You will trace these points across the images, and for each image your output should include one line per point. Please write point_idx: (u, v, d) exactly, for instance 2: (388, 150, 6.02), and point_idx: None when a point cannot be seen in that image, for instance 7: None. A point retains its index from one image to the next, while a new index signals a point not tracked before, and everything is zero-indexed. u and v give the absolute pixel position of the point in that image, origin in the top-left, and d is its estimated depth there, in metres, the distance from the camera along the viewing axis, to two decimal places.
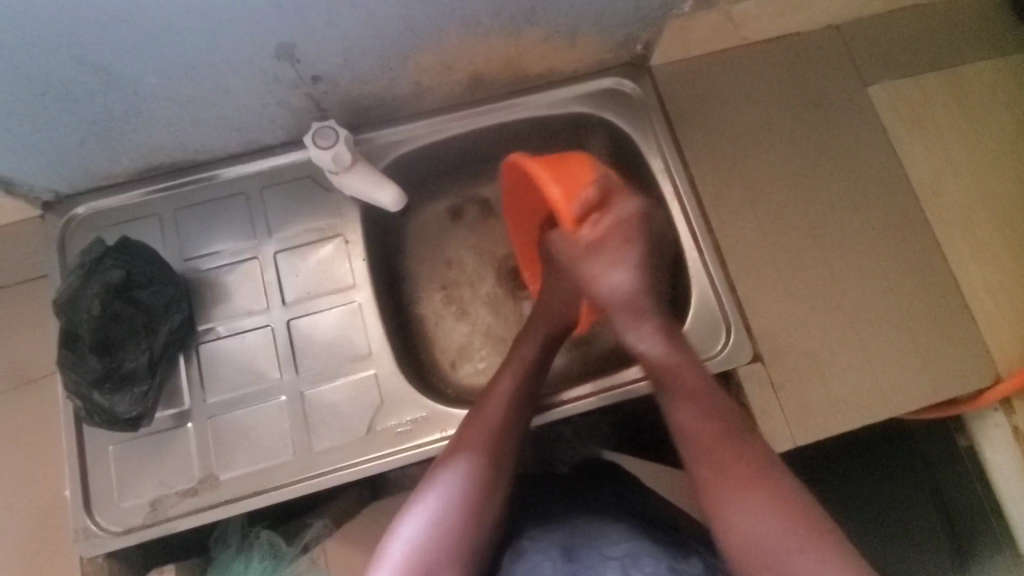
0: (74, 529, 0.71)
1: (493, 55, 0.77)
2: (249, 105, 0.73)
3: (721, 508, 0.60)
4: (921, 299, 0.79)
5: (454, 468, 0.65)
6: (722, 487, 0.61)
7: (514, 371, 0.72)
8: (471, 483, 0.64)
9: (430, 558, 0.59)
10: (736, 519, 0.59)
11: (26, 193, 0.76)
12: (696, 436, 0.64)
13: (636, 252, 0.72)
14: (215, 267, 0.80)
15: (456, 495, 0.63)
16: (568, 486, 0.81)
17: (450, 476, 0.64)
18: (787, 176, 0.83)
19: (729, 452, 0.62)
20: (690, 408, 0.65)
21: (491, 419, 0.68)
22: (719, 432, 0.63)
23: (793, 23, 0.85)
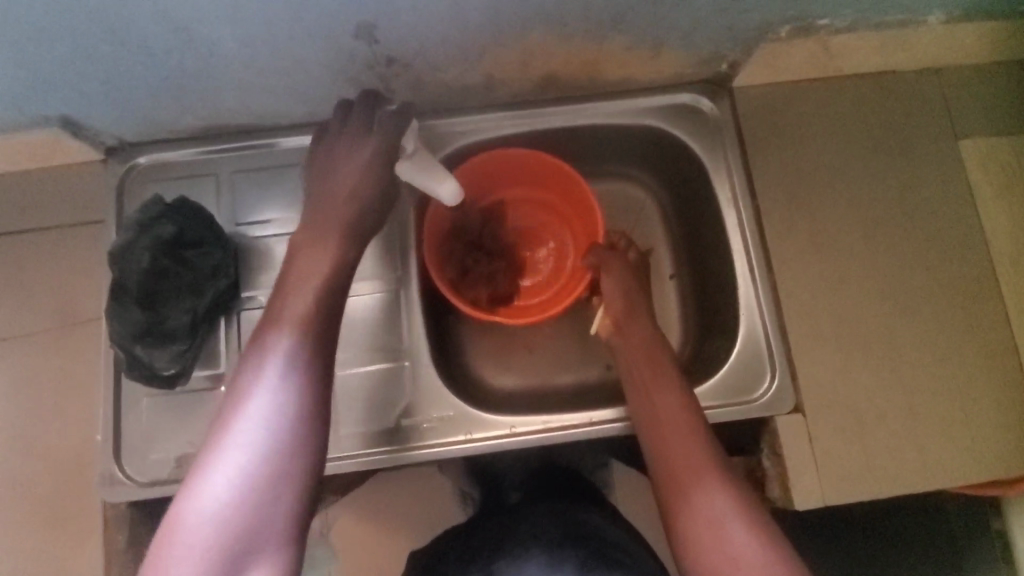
0: (101, 473, 0.73)
1: (571, 57, 0.74)
2: (320, 79, 0.72)
3: (693, 514, 0.61)
4: (982, 374, 0.75)
5: (279, 337, 0.58)
6: (695, 494, 0.62)
7: (328, 242, 0.65)
8: (298, 356, 0.57)
9: (257, 476, 0.51)
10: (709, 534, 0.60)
11: (92, 137, 0.77)
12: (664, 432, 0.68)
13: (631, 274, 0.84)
14: (264, 236, 0.80)
15: (289, 364, 0.56)
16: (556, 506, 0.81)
17: (276, 351, 0.57)
18: (858, 222, 0.79)
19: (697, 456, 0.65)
20: (660, 401, 0.71)
21: (309, 300, 0.61)
22: (678, 433, 0.67)
23: (890, 60, 0.80)
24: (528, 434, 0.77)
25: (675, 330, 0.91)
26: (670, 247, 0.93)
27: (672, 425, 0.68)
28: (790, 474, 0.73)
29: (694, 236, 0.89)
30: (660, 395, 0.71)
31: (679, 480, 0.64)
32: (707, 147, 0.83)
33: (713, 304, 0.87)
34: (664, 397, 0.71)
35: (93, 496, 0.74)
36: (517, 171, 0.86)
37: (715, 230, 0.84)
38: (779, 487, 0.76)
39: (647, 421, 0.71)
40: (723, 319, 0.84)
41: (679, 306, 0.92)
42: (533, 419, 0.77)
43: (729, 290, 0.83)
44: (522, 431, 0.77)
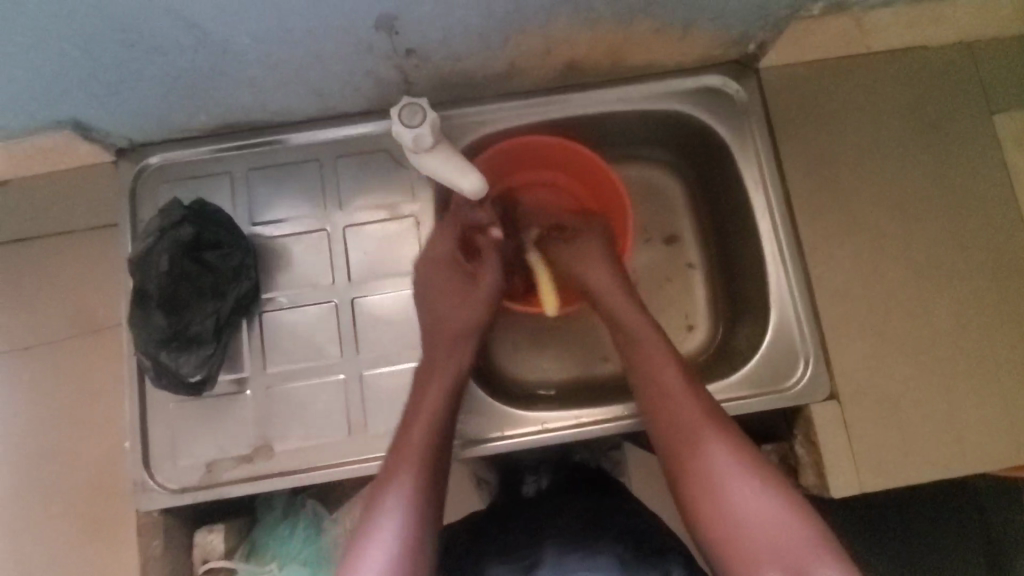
0: (132, 480, 0.72)
1: (596, 42, 0.72)
2: (337, 72, 0.70)
3: (710, 492, 0.61)
4: (1019, 355, 0.74)
5: (399, 472, 0.64)
6: (720, 486, 0.61)
7: (445, 370, 0.71)
8: (420, 485, 0.63)
9: None
10: (727, 511, 0.60)
11: (103, 139, 0.75)
12: (659, 399, 0.68)
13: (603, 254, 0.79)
14: (283, 236, 0.78)
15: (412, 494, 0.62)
16: (587, 497, 0.80)
17: (400, 475, 0.63)
18: (891, 204, 0.77)
19: (700, 420, 0.65)
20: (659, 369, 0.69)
21: (422, 440, 0.66)
22: (676, 398, 0.67)
23: (924, 36, 0.77)
24: (561, 430, 0.77)
25: (701, 317, 0.90)
26: (695, 233, 0.92)
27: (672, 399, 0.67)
28: (825, 461, 0.73)
29: (721, 222, 0.88)
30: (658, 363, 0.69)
31: (685, 452, 0.64)
32: (733, 131, 0.81)
33: (740, 291, 0.86)
34: (656, 363, 0.69)
35: (125, 503, 0.74)
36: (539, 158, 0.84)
37: (743, 216, 0.83)
38: (813, 474, 0.75)
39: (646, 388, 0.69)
40: (752, 306, 0.83)
41: (705, 293, 0.90)
42: (565, 415, 0.77)
43: (758, 277, 0.82)
44: (553, 427, 0.76)
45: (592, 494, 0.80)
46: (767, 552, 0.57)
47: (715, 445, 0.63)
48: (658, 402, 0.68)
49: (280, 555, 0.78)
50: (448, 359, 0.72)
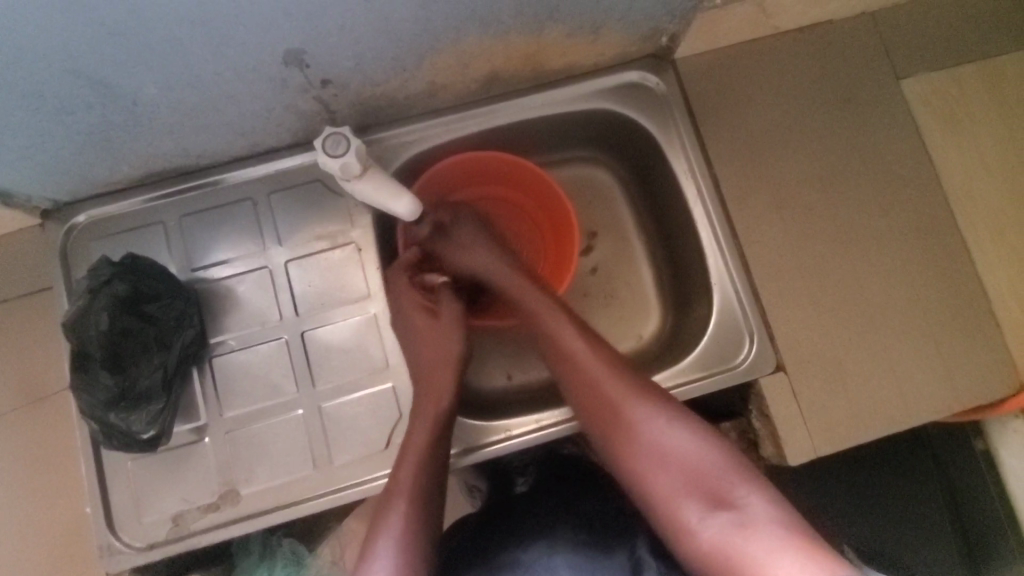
0: (98, 545, 0.71)
1: (511, 53, 0.73)
2: (255, 111, 0.69)
3: (629, 450, 0.64)
4: (948, 308, 0.78)
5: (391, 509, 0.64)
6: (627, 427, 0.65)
7: (421, 427, 0.70)
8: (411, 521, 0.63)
9: None
10: (646, 457, 0.63)
11: (24, 203, 0.73)
12: (568, 366, 0.70)
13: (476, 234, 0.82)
14: (224, 279, 0.77)
15: (406, 529, 0.62)
16: (562, 492, 0.80)
17: (391, 523, 0.62)
18: (814, 176, 0.80)
19: (611, 380, 0.67)
20: (562, 338, 0.71)
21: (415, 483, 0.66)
22: (585, 363, 0.69)
23: (826, 12, 0.80)
24: (525, 434, 0.79)
25: (651, 305, 0.92)
26: (636, 224, 0.94)
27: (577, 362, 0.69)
28: (781, 431, 0.76)
29: (659, 211, 0.90)
30: (559, 332, 0.72)
31: (609, 412, 0.66)
32: (658, 123, 0.83)
33: (685, 275, 0.88)
34: (559, 327, 0.72)
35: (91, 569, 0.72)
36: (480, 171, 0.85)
37: (678, 204, 0.85)
38: (771, 445, 0.78)
39: (559, 362, 0.71)
40: (698, 290, 0.85)
41: (653, 281, 0.93)
42: (526, 419, 0.79)
43: (698, 261, 0.84)
44: (517, 433, 0.78)
45: (570, 482, 0.83)
46: (692, 485, 0.60)
47: (621, 392, 0.67)
48: (570, 367, 0.70)
49: None
50: (428, 413, 0.71)
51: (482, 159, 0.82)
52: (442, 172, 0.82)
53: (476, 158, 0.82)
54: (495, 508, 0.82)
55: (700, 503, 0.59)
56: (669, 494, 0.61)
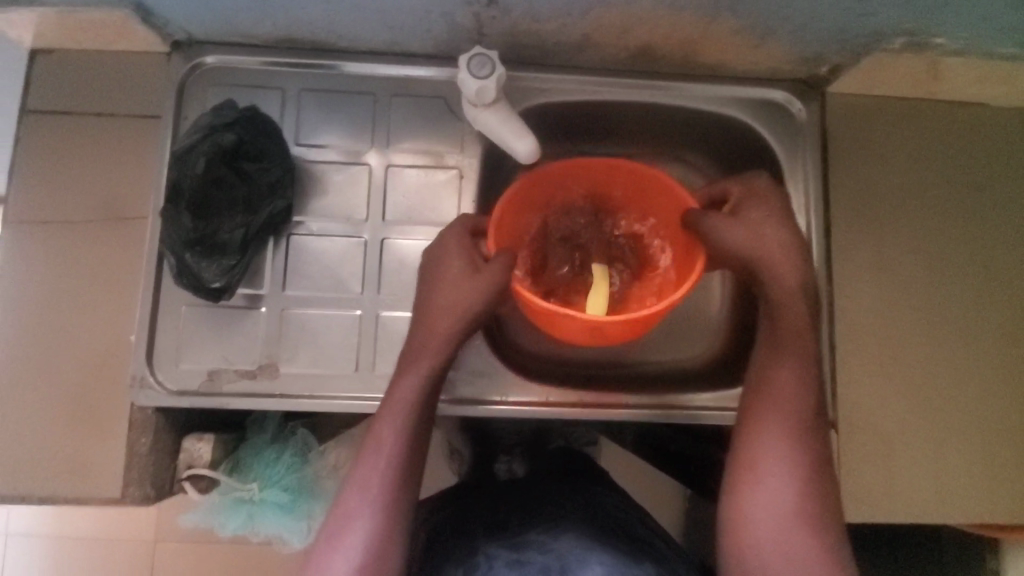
0: (131, 375, 0.71)
1: (675, 32, 0.71)
2: (413, 8, 0.68)
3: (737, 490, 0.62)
4: (1013, 420, 0.76)
5: (372, 461, 0.61)
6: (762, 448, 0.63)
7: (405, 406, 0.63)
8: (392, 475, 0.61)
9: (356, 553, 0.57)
10: (751, 503, 0.61)
11: (161, 27, 0.73)
12: (759, 403, 0.65)
13: (765, 230, 0.69)
14: (322, 163, 0.77)
15: (377, 513, 0.59)
16: (582, 493, 0.80)
17: (364, 486, 0.60)
18: (925, 252, 0.78)
19: (774, 428, 0.63)
20: (776, 369, 0.66)
21: (394, 438, 0.62)
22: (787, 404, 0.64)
23: (990, 93, 0.78)
24: (562, 407, 0.78)
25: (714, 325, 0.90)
26: None
27: (777, 389, 0.65)
28: None
29: None
30: (777, 359, 0.66)
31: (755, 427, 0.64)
32: (788, 150, 0.80)
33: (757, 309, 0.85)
34: (783, 359, 0.66)
35: (108, 401, 0.70)
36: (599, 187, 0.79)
37: None
38: None
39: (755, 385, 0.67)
40: None
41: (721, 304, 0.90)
42: (569, 393, 0.78)
43: None
44: (556, 402, 0.77)
45: (572, 474, 0.86)
46: (776, 537, 0.59)
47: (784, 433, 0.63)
48: (762, 387, 0.66)
49: (262, 477, 0.80)
50: (426, 363, 0.65)
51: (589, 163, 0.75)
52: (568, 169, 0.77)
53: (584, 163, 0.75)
54: (496, 485, 0.84)
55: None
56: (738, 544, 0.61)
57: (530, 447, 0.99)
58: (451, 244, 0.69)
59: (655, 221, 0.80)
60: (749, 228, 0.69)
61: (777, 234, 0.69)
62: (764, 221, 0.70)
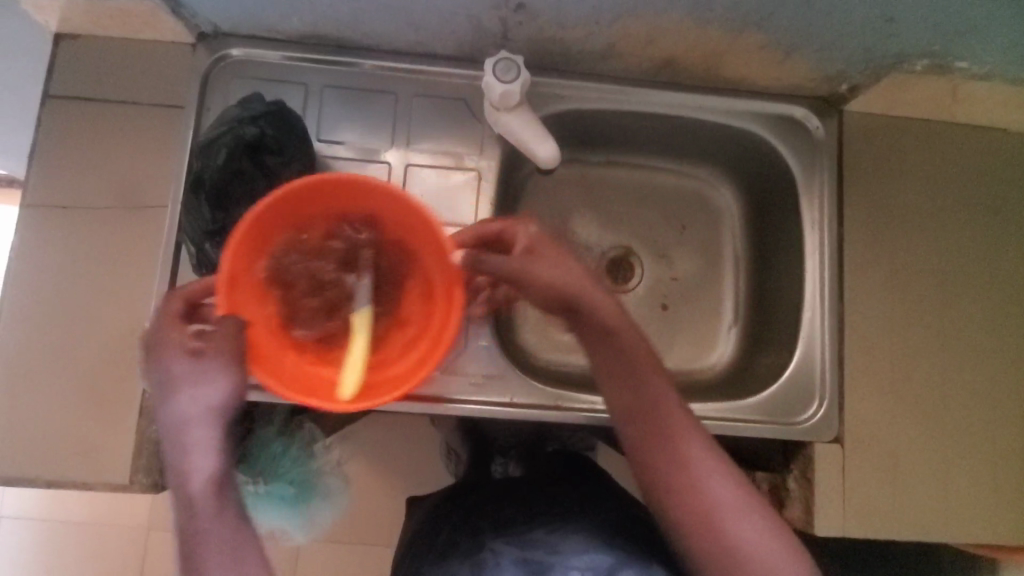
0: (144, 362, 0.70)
1: (699, 44, 0.72)
2: (441, 10, 0.69)
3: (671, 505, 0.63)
4: (1018, 441, 0.76)
5: (192, 495, 0.56)
6: (685, 452, 0.63)
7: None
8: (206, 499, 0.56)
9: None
10: (691, 508, 0.62)
11: (189, 18, 0.73)
12: (648, 439, 0.64)
13: (568, 261, 0.64)
14: (342, 159, 0.78)
15: (228, 537, 0.55)
16: (582, 484, 0.80)
17: (200, 519, 0.56)
18: (936, 271, 0.79)
19: (676, 443, 0.64)
20: (625, 394, 0.65)
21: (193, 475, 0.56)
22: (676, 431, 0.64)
23: (1006, 118, 0.79)
24: (571, 412, 0.76)
25: (724, 336, 0.90)
26: (736, 256, 0.92)
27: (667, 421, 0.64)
28: (818, 500, 0.74)
29: (765, 259, 0.88)
30: (619, 384, 0.66)
31: (664, 438, 0.64)
32: (805, 165, 0.81)
33: (766, 322, 0.86)
34: (651, 384, 0.65)
35: (122, 387, 0.70)
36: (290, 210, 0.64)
37: (792, 251, 0.82)
38: (799, 509, 0.76)
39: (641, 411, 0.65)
40: (775, 337, 0.83)
41: (730, 315, 0.91)
42: (579, 398, 0.77)
43: (789, 311, 0.82)
44: (565, 407, 0.76)
45: (574, 475, 0.84)
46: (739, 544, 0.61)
47: (693, 446, 0.64)
48: (649, 413, 0.65)
49: (269, 471, 0.81)
50: (190, 404, 0.58)
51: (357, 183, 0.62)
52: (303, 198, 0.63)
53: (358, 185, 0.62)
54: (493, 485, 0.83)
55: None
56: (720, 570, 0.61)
57: (526, 450, 0.97)
58: (165, 330, 0.61)
59: (398, 244, 0.68)
60: (554, 267, 0.65)
61: (568, 269, 0.64)
62: (560, 258, 0.64)
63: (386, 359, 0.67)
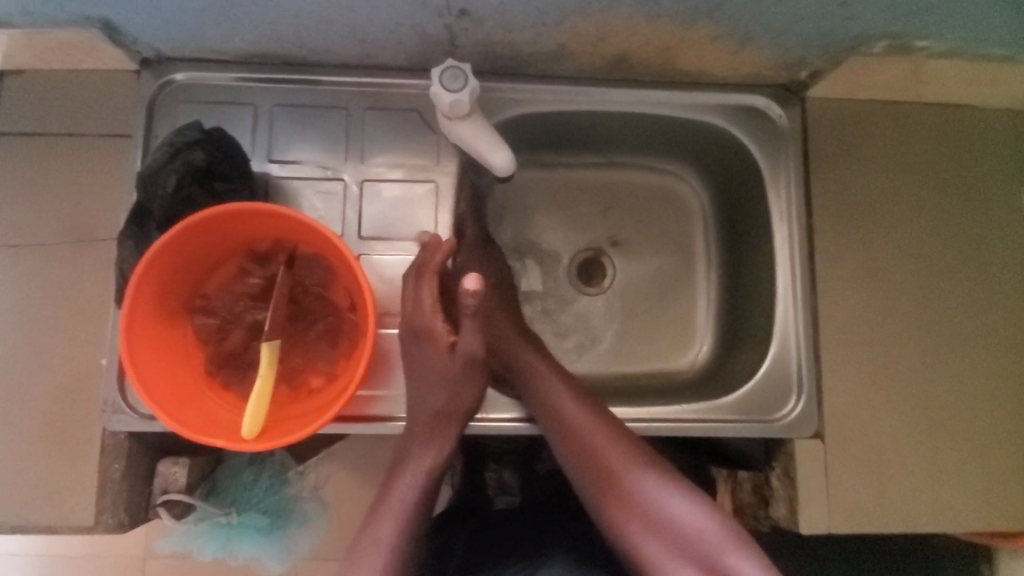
0: (103, 399, 0.69)
1: (652, 39, 0.70)
2: (383, 21, 0.67)
3: (612, 518, 0.61)
4: (1005, 427, 0.75)
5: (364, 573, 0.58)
6: (610, 468, 0.62)
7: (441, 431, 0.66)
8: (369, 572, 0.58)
9: None
10: (632, 515, 0.60)
11: (130, 45, 0.71)
12: (586, 455, 0.64)
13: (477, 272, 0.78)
14: (294, 178, 0.76)
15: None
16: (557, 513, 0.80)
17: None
18: (911, 256, 0.77)
19: (603, 447, 0.64)
20: (568, 403, 0.67)
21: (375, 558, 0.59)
22: (585, 429, 0.65)
23: (971, 96, 0.77)
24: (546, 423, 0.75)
25: (701, 334, 0.88)
26: (709, 252, 0.90)
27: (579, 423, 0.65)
28: (802, 499, 0.73)
29: (738, 253, 0.86)
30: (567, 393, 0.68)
31: (599, 468, 0.63)
32: (770, 155, 0.79)
33: (742, 318, 0.84)
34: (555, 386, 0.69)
35: (82, 427, 0.69)
36: (183, 261, 0.65)
37: (762, 244, 0.81)
38: (785, 509, 0.75)
39: (562, 430, 0.66)
40: (750, 333, 0.82)
41: (706, 313, 0.89)
42: None
43: (763, 305, 0.80)
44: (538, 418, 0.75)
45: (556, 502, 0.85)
46: (689, 561, 0.57)
47: (631, 465, 0.62)
48: (570, 427, 0.66)
49: (240, 501, 0.82)
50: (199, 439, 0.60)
51: (222, 216, 0.63)
52: (198, 234, 0.64)
53: (224, 216, 0.63)
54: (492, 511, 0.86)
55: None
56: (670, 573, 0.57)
57: (519, 460, 0.97)
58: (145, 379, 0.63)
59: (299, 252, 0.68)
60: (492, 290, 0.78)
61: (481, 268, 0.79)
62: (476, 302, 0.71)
63: (319, 364, 0.69)
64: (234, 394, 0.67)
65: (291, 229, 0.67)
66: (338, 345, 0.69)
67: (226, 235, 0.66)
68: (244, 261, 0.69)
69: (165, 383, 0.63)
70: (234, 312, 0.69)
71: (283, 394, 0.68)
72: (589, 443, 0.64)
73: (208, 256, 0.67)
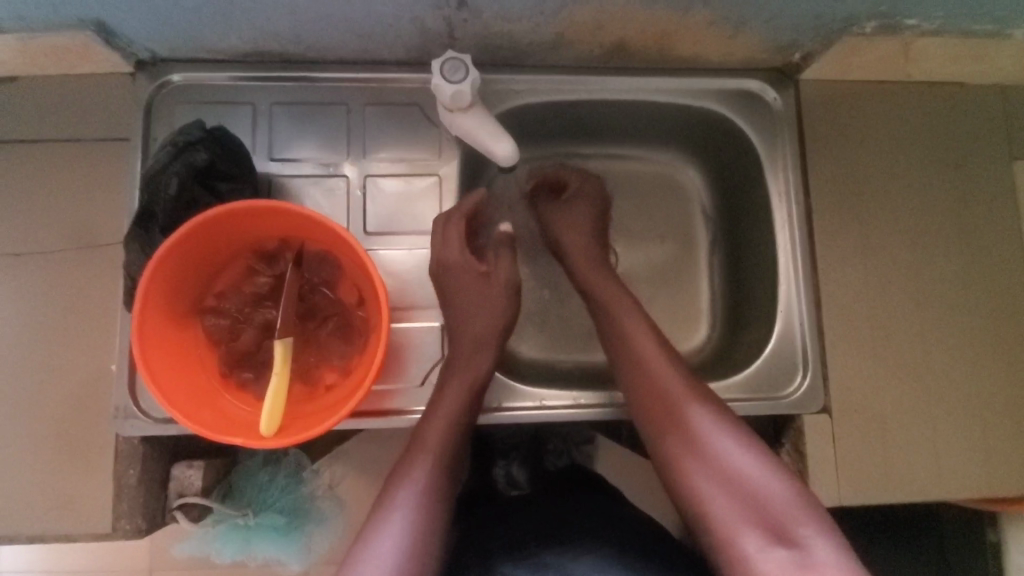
0: (114, 405, 0.68)
1: (649, 26, 0.71)
2: (382, 15, 0.67)
3: (682, 459, 0.64)
4: (1004, 394, 0.77)
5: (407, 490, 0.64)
6: (681, 403, 0.67)
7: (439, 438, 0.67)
8: (418, 490, 0.64)
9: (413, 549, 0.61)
10: (711, 452, 0.63)
11: (125, 47, 0.71)
12: (650, 387, 0.69)
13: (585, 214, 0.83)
14: (297, 176, 0.76)
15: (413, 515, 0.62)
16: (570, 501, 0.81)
17: (402, 498, 0.63)
18: (906, 231, 0.79)
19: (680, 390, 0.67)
20: (640, 334, 0.72)
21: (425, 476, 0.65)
22: (657, 369, 0.69)
23: (959, 72, 0.79)
24: (558, 410, 0.76)
25: (705, 317, 0.90)
26: (709, 235, 0.91)
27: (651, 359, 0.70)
28: (811, 472, 0.74)
29: (737, 235, 0.87)
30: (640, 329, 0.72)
31: (663, 402, 0.67)
32: (767, 138, 0.80)
33: (745, 299, 0.86)
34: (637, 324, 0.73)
35: (94, 434, 0.69)
36: (194, 261, 0.65)
37: (761, 225, 0.82)
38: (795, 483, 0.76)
39: (638, 363, 0.71)
40: (754, 313, 0.83)
41: (709, 296, 0.90)
42: (563, 395, 0.77)
43: (765, 285, 0.82)
44: (551, 405, 0.76)
45: (569, 489, 0.86)
46: (750, 507, 0.60)
47: (693, 405, 0.66)
48: (647, 362, 0.70)
49: (257, 501, 0.83)
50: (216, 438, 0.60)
51: (232, 214, 0.63)
52: (207, 233, 0.63)
53: (234, 214, 0.63)
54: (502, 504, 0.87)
55: (776, 544, 0.58)
56: (737, 531, 0.59)
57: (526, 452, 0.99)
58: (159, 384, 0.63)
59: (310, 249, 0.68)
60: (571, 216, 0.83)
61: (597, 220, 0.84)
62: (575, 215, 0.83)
63: (333, 360, 0.69)
64: (247, 394, 0.67)
65: (301, 226, 0.66)
66: (351, 341, 0.69)
67: (236, 233, 0.66)
68: (253, 258, 0.69)
69: (178, 385, 0.63)
70: (246, 309, 0.69)
71: (299, 391, 0.68)
72: (653, 374, 0.69)
73: (220, 253, 0.67)
